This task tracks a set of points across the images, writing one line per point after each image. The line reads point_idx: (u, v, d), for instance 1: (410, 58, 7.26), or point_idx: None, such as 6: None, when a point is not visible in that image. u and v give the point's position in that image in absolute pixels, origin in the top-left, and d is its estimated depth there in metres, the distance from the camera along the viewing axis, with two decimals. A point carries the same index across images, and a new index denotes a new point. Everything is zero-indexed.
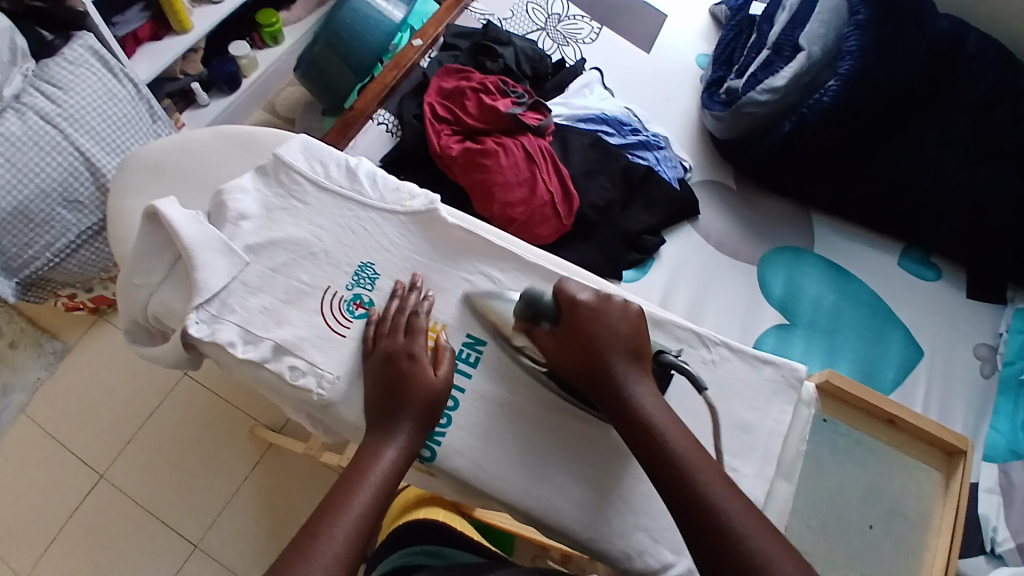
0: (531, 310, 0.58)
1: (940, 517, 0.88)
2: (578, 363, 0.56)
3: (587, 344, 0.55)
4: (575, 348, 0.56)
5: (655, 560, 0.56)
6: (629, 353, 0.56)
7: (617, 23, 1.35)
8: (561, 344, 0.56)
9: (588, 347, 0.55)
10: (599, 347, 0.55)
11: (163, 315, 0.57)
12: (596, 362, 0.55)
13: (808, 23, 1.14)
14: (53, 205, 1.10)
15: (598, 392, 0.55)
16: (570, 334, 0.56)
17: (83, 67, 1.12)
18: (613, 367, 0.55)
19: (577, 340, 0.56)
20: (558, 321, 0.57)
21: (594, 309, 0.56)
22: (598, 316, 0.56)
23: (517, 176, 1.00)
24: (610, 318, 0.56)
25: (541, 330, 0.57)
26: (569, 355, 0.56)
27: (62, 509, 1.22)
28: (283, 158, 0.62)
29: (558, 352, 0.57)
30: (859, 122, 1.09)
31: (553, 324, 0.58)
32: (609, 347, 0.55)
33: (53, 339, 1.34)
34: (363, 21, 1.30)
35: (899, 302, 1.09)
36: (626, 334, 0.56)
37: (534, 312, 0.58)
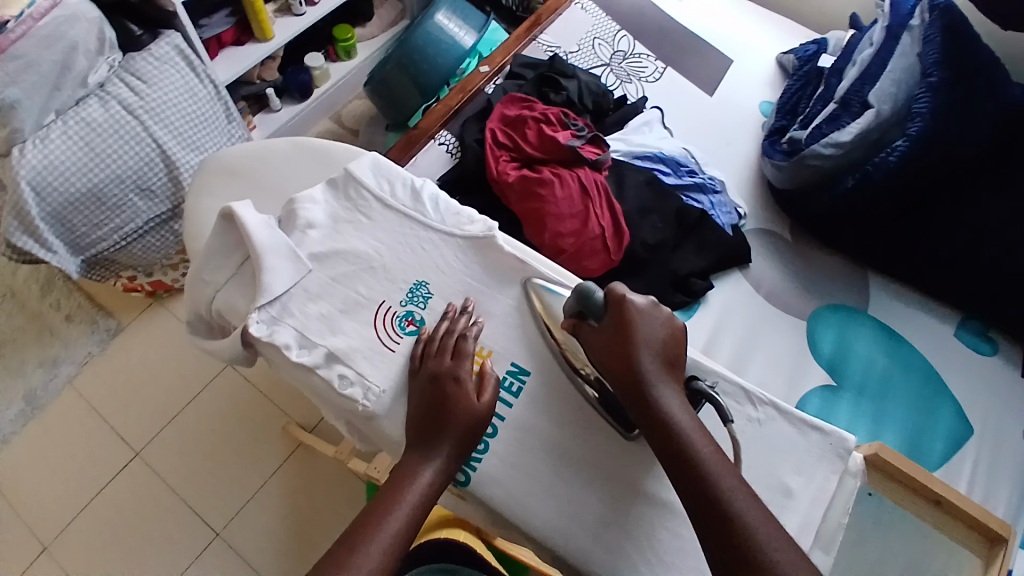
0: (581, 303, 0.59)
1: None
2: (621, 377, 0.56)
3: (631, 357, 0.56)
4: (620, 359, 0.56)
5: None
6: (671, 367, 0.56)
7: (682, 64, 1.35)
8: (606, 345, 0.57)
9: (632, 359, 0.56)
10: (643, 359, 0.56)
11: (225, 312, 0.60)
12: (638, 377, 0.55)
13: (879, 80, 1.12)
14: (126, 191, 1.16)
15: (637, 404, 0.56)
16: (616, 339, 0.57)
17: (168, 64, 1.20)
18: (654, 379, 0.55)
19: (623, 351, 0.56)
20: (605, 317, 0.58)
21: (639, 320, 0.57)
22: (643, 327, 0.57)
23: (570, 208, 1.01)
24: (654, 330, 0.57)
25: (587, 326, 0.58)
26: (615, 360, 0.56)
27: (95, 482, 1.26)
28: (353, 173, 0.64)
29: (602, 348, 0.57)
30: (923, 185, 1.06)
31: (599, 321, 0.58)
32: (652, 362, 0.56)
33: (108, 317, 1.41)
34: (434, 44, 1.35)
35: (953, 374, 1.04)
36: (668, 343, 0.57)
37: (584, 306, 0.58)
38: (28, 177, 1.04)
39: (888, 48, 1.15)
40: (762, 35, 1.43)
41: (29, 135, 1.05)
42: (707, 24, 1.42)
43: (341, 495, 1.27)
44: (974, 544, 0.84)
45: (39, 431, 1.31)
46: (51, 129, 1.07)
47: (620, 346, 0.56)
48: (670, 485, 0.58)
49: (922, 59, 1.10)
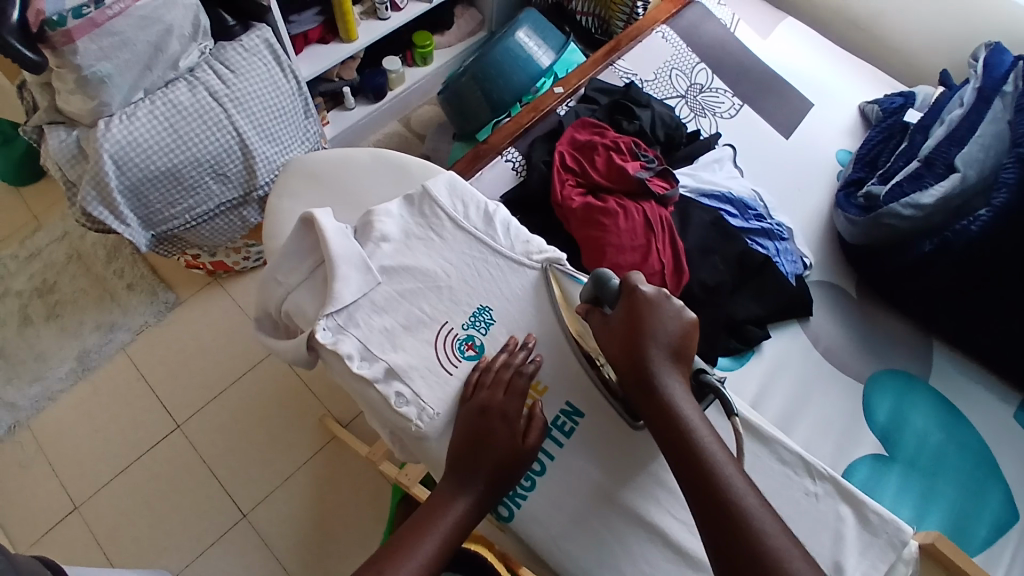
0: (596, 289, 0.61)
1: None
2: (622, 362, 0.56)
3: (634, 343, 0.56)
4: (624, 345, 0.56)
5: None
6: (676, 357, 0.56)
7: (760, 103, 1.32)
8: (611, 329, 0.58)
9: (635, 344, 0.56)
10: (651, 348, 0.55)
11: (294, 314, 0.61)
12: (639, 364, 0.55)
13: (967, 144, 1.07)
14: (203, 174, 1.21)
15: (637, 390, 0.56)
16: (621, 328, 0.57)
17: (256, 56, 1.25)
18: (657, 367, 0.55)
19: (627, 336, 0.56)
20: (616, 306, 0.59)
21: (649, 308, 0.57)
22: (651, 313, 0.56)
23: (632, 241, 0.99)
24: (664, 319, 0.56)
25: (598, 312, 0.60)
26: (618, 343, 0.57)
27: (135, 447, 1.32)
28: (430, 191, 0.65)
29: (607, 329, 0.58)
30: (1008, 262, 1.00)
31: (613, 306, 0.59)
32: (655, 349, 0.55)
33: (168, 290, 1.48)
34: (512, 61, 1.36)
35: (1017, 461, 0.98)
36: (674, 335, 0.56)
37: (599, 291, 0.60)
38: (112, 150, 1.11)
39: (978, 111, 1.10)
40: (846, 81, 1.38)
41: (116, 109, 1.12)
42: (790, 65, 1.39)
43: (366, 494, 1.28)
44: None
45: (89, 391, 1.37)
46: (138, 106, 1.14)
47: (624, 329, 0.57)
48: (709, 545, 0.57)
49: (1015, 127, 1.04)
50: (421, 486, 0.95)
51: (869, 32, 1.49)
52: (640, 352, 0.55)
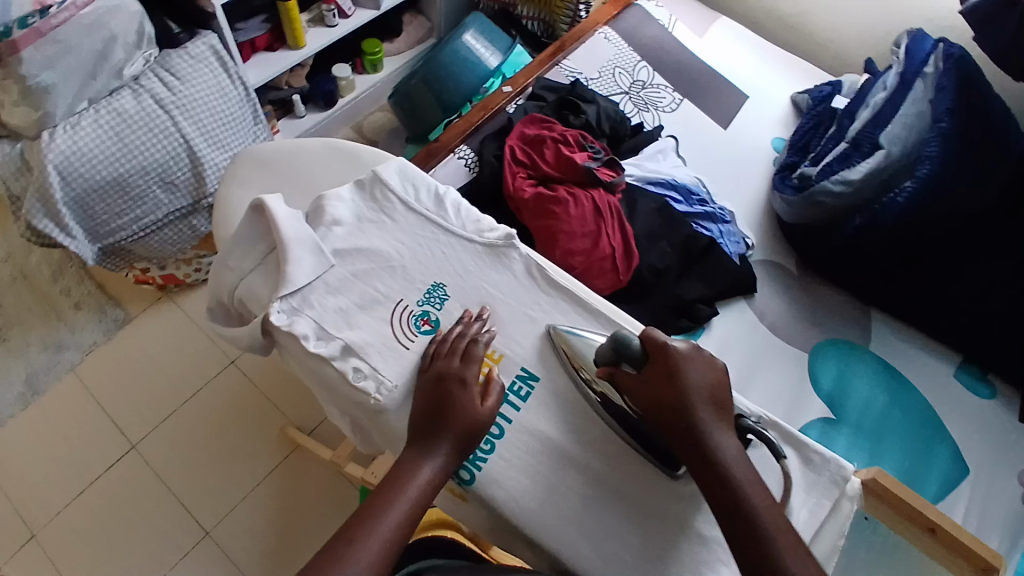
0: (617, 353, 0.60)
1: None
2: (667, 420, 0.56)
3: (681, 399, 0.56)
4: (667, 403, 0.56)
5: None
6: (715, 405, 0.57)
7: (698, 97, 1.39)
8: (647, 387, 0.58)
9: (682, 401, 0.56)
10: (690, 398, 0.56)
11: (247, 300, 0.62)
12: (686, 421, 0.56)
13: (890, 124, 1.15)
14: (150, 183, 1.19)
15: (684, 448, 0.56)
16: (659, 385, 0.57)
17: (202, 64, 1.23)
18: (704, 421, 0.56)
19: (671, 395, 0.56)
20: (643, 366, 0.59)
21: (684, 361, 0.58)
22: (687, 365, 0.57)
23: (583, 227, 1.03)
24: (697, 367, 0.58)
25: (622, 373, 0.59)
26: (657, 399, 0.57)
27: (90, 469, 1.27)
28: (380, 176, 0.67)
29: (642, 386, 0.58)
30: (933, 228, 1.08)
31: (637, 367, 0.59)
32: (700, 405, 0.56)
33: (117, 306, 1.43)
34: (460, 63, 1.39)
35: (952, 417, 1.05)
36: (710, 385, 0.57)
37: (619, 355, 0.59)
38: (57, 160, 1.08)
39: (901, 93, 1.18)
40: (777, 75, 1.47)
41: (59, 120, 1.09)
42: (724, 61, 1.47)
43: (334, 499, 1.27)
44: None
45: (38, 414, 1.32)
46: (82, 116, 1.11)
47: (667, 389, 0.57)
48: (667, 495, 0.60)
49: (935, 106, 1.13)
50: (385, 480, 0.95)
51: (797, 30, 1.59)
52: (688, 409, 0.56)
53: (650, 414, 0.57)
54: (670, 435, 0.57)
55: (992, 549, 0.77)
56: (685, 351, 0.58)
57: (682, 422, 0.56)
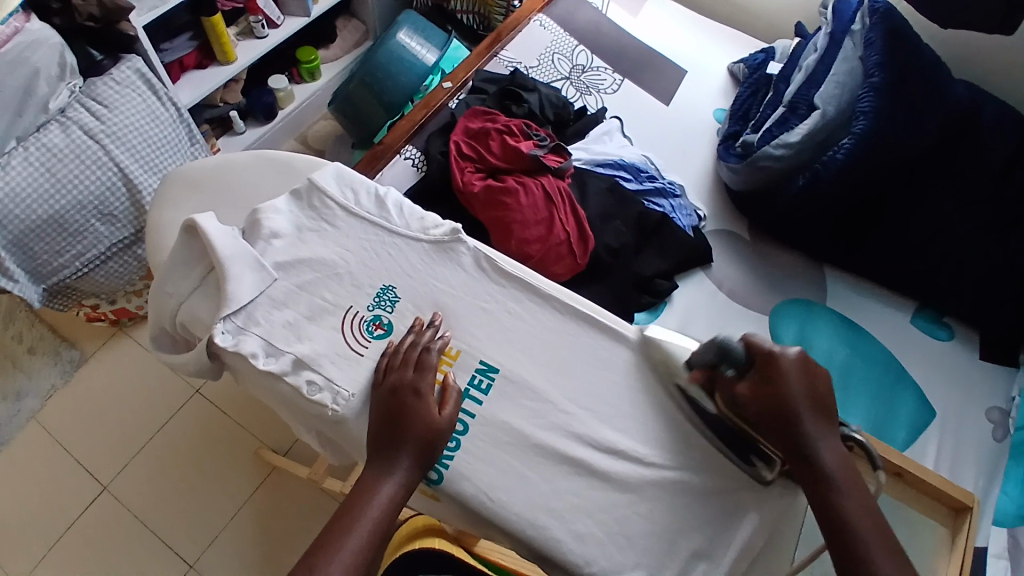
0: (717, 357, 0.61)
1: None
2: (768, 423, 0.57)
3: (783, 405, 0.57)
4: (771, 408, 0.57)
5: None
6: (817, 410, 0.57)
7: (639, 76, 1.40)
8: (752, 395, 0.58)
9: (784, 407, 0.57)
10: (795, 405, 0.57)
11: (190, 323, 0.60)
12: (789, 424, 0.57)
13: (823, 84, 1.18)
14: (89, 217, 1.14)
15: (783, 449, 0.57)
16: (765, 393, 0.57)
17: (130, 88, 1.18)
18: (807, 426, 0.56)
19: (774, 400, 0.57)
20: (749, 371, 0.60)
21: (791, 368, 0.58)
22: (793, 372, 0.58)
23: (536, 215, 1.03)
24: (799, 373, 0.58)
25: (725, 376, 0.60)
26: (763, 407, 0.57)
27: (61, 517, 1.22)
28: (317, 183, 0.66)
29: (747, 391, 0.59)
30: (874, 180, 1.12)
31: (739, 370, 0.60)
32: (804, 409, 0.57)
33: (71, 347, 1.37)
34: (397, 63, 1.37)
35: (910, 361, 1.09)
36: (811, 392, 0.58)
37: (721, 357, 0.60)
38: None
39: (831, 54, 1.21)
40: (713, 47, 1.49)
41: None
42: (661, 38, 1.48)
43: (319, 518, 1.24)
44: (937, 515, 0.82)
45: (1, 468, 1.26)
46: (10, 155, 1.05)
47: (767, 394, 0.57)
48: (634, 468, 0.61)
49: (865, 62, 1.16)
50: None
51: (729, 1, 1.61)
52: (792, 414, 0.56)
53: (750, 417, 0.59)
54: (769, 437, 0.58)
55: (961, 488, 0.81)
56: (795, 357, 0.58)
57: (783, 427, 0.56)
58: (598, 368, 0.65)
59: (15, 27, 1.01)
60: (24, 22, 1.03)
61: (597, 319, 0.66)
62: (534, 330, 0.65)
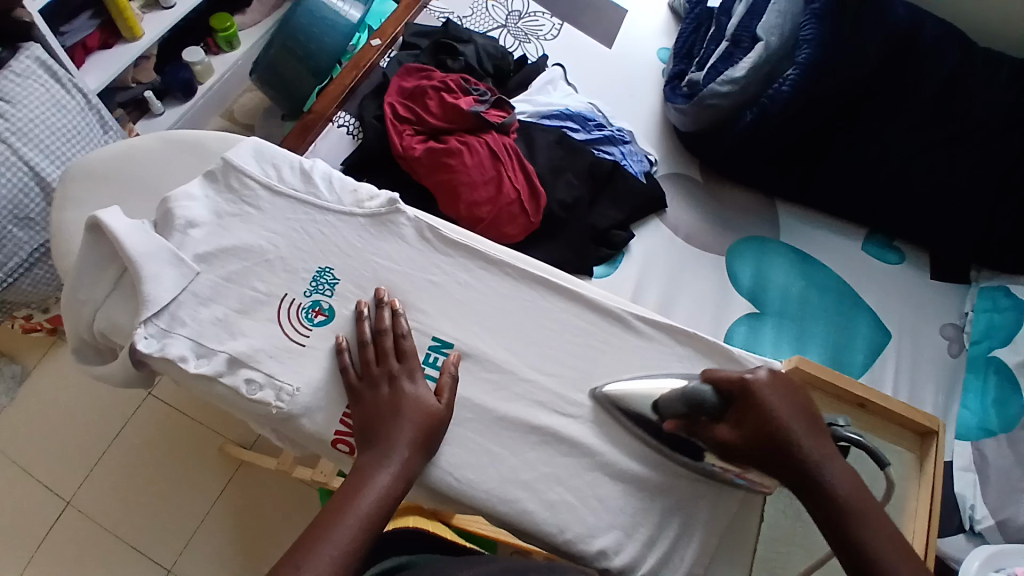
0: (689, 404, 0.55)
1: (914, 520, 0.83)
2: (764, 462, 0.53)
3: (775, 435, 0.52)
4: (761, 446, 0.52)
5: (620, 558, 0.57)
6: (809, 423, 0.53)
7: (578, 19, 1.34)
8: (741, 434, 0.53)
9: (777, 439, 0.52)
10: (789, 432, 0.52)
11: (109, 331, 0.55)
12: (787, 458, 0.52)
13: (765, 15, 1.15)
14: (3, 223, 1.04)
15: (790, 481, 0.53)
16: (756, 436, 0.52)
17: (31, 79, 1.06)
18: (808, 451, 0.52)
19: (762, 438, 0.52)
20: (725, 411, 0.54)
21: (763, 390, 0.53)
22: (770, 396, 0.53)
23: (483, 175, 0.98)
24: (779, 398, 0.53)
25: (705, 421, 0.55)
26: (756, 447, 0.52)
27: (25, 540, 1.16)
28: (232, 162, 0.60)
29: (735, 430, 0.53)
30: (820, 110, 1.11)
31: (716, 412, 0.55)
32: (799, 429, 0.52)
33: (12, 362, 1.28)
34: (319, 22, 1.27)
35: (863, 286, 1.11)
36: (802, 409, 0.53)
37: (691, 407, 0.55)
38: None
39: None
40: None
41: None
42: None
43: (297, 508, 1.21)
44: (907, 441, 0.88)
45: None
46: None
47: (754, 430, 0.52)
48: (600, 428, 0.60)
49: None
50: (339, 477, 0.91)
51: None
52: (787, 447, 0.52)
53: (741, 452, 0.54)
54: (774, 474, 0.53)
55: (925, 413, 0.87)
56: (767, 379, 0.53)
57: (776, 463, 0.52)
58: (557, 331, 0.63)
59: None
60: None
61: (552, 281, 0.64)
62: (487, 299, 0.62)
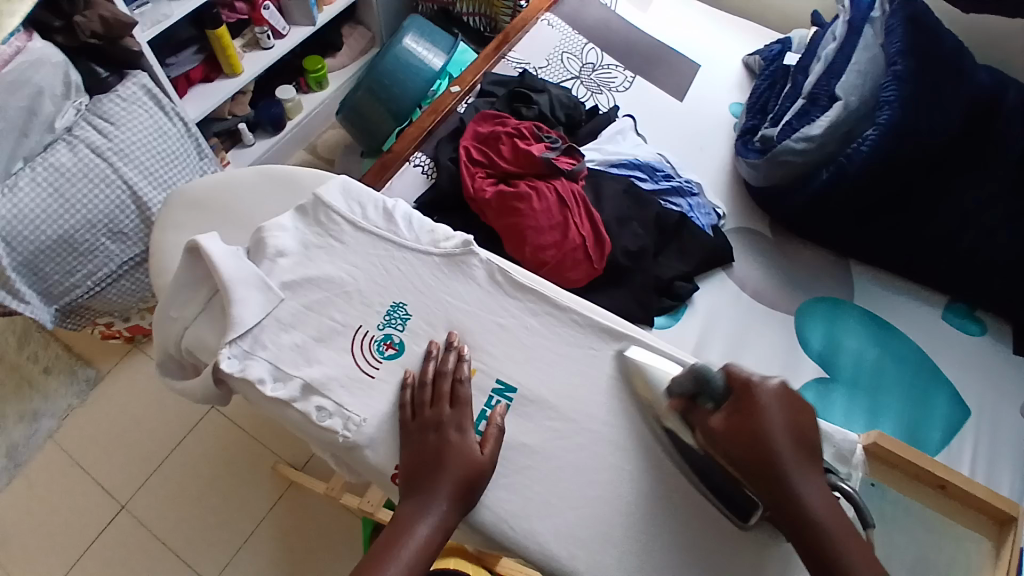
0: (696, 386, 0.57)
1: None
2: (740, 463, 0.53)
3: (762, 449, 0.52)
4: (743, 440, 0.53)
5: None
6: (803, 451, 0.53)
7: (651, 72, 1.36)
8: (727, 427, 0.54)
9: (766, 452, 0.52)
10: (775, 445, 0.52)
11: (196, 348, 0.58)
12: (771, 469, 0.52)
13: (845, 74, 1.13)
14: (98, 236, 1.13)
15: (772, 494, 0.52)
16: (741, 435, 0.53)
17: (136, 104, 1.16)
18: (790, 465, 0.52)
19: (749, 437, 0.52)
20: (723, 400, 0.55)
21: (767, 396, 0.54)
22: (773, 403, 0.54)
23: (550, 220, 1.00)
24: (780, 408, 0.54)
25: (702, 408, 0.56)
26: (740, 449, 0.53)
27: (84, 536, 1.21)
28: (322, 198, 0.64)
29: (723, 421, 0.54)
30: (898, 174, 1.07)
31: (717, 403, 0.56)
32: (787, 457, 0.52)
33: (87, 366, 1.37)
34: (404, 69, 1.35)
35: (946, 359, 1.04)
36: (795, 427, 0.53)
37: (699, 388, 0.56)
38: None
39: (851, 42, 1.17)
40: (727, 40, 1.44)
41: None
42: (673, 34, 1.44)
43: (338, 534, 1.22)
44: (984, 529, 0.80)
45: (25, 488, 1.26)
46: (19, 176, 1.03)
47: (742, 424, 0.53)
48: (659, 490, 0.58)
49: (886, 50, 1.12)
50: (385, 509, 0.91)
51: None
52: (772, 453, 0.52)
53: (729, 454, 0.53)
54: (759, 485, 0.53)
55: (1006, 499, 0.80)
56: (773, 390, 0.54)
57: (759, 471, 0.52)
58: (622, 383, 0.62)
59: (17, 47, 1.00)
60: (25, 40, 1.01)
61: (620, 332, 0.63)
62: (552, 346, 0.62)
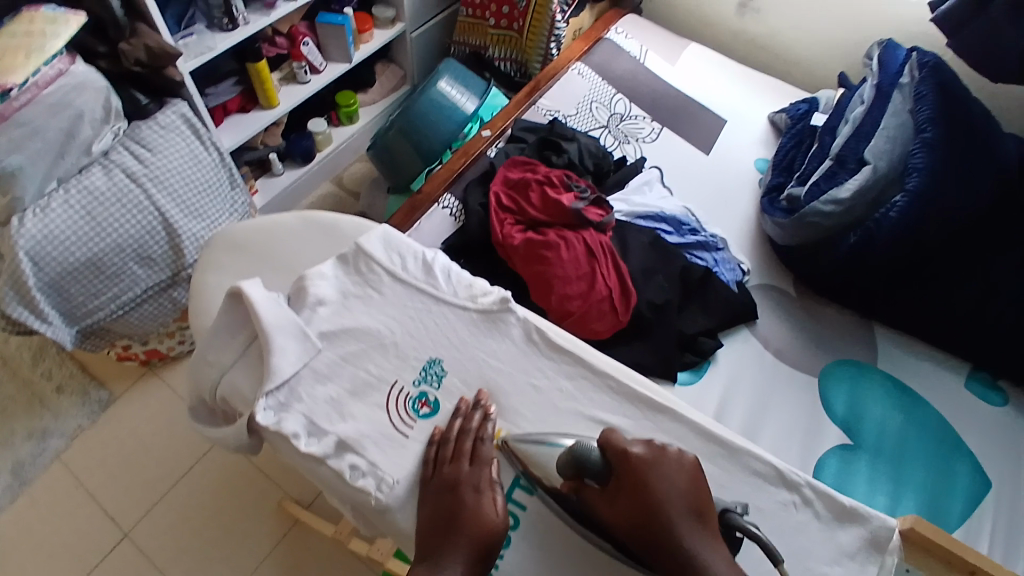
0: (577, 467, 0.53)
1: None
2: (640, 537, 0.50)
3: (648, 515, 0.50)
4: (636, 519, 0.50)
5: None
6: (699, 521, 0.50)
7: (677, 125, 1.39)
8: (615, 504, 0.52)
9: (651, 517, 0.50)
10: (662, 507, 0.50)
11: (230, 397, 0.59)
12: (658, 537, 0.49)
13: (873, 138, 1.15)
14: (126, 260, 1.14)
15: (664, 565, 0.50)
16: (629, 502, 0.51)
17: (174, 132, 1.18)
18: (686, 537, 0.49)
19: (642, 509, 0.50)
20: (605, 478, 0.53)
21: (650, 465, 0.52)
22: (657, 467, 0.52)
23: (577, 270, 1.00)
24: (666, 473, 0.52)
25: (588, 489, 0.53)
26: (628, 521, 0.51)
27: (81, 563, 1.19)
28: (364, 248, 0.66)
29: (611, 503, 0.52)
30: (929, 241, 1.06)
31: (601, 481, 0.53)
32: (675, 516, 0.50)
33: (100, 387, 1.36)
34: (436, 110, 1.37)
35: (972, 431, 1.01)
36: (687, 490, 0.51)
37: (580, 470, 0.53)
38: (28, 247, 1.01)
39: (878, 107, 1.18)
40: (753, 97, 1.47)
41: (29, 204, 1.02)
42: (700, 88, 1.47)
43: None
44: None
45: (25, 509, 1.24)
46: (52, 197, 1.04)
47: (629, 496, 0.51)
48: None
49: (915, 117, 1.13)
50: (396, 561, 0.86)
51: (766, 50, 1.60)
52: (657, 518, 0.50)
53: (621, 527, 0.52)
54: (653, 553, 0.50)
55: None
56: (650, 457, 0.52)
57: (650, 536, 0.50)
58: None
59: (59, 69, 1.02)
60: (69, 64, 1.04)
61: (656, 399, 0.62)
62: (587, 410, 0.61)
